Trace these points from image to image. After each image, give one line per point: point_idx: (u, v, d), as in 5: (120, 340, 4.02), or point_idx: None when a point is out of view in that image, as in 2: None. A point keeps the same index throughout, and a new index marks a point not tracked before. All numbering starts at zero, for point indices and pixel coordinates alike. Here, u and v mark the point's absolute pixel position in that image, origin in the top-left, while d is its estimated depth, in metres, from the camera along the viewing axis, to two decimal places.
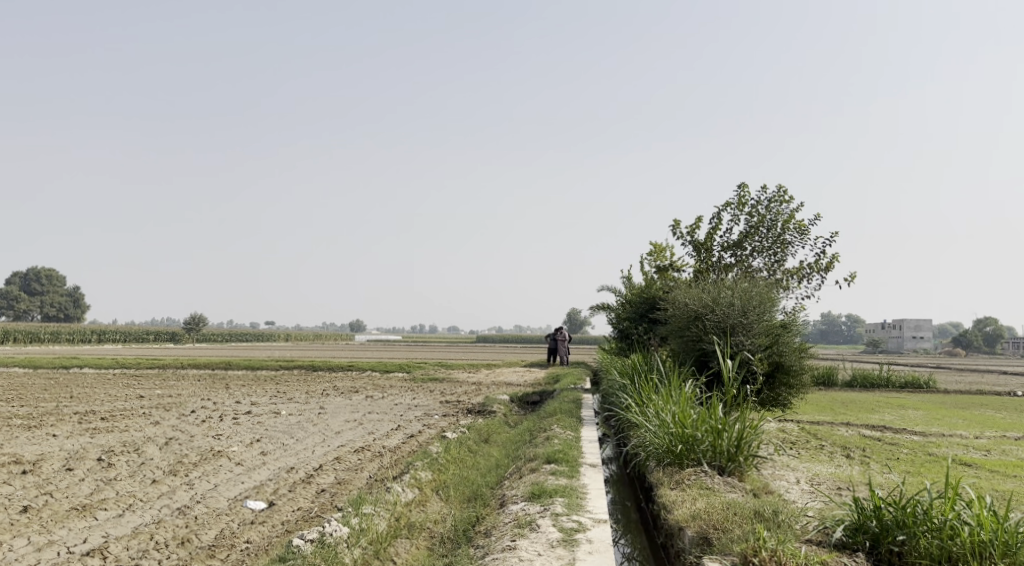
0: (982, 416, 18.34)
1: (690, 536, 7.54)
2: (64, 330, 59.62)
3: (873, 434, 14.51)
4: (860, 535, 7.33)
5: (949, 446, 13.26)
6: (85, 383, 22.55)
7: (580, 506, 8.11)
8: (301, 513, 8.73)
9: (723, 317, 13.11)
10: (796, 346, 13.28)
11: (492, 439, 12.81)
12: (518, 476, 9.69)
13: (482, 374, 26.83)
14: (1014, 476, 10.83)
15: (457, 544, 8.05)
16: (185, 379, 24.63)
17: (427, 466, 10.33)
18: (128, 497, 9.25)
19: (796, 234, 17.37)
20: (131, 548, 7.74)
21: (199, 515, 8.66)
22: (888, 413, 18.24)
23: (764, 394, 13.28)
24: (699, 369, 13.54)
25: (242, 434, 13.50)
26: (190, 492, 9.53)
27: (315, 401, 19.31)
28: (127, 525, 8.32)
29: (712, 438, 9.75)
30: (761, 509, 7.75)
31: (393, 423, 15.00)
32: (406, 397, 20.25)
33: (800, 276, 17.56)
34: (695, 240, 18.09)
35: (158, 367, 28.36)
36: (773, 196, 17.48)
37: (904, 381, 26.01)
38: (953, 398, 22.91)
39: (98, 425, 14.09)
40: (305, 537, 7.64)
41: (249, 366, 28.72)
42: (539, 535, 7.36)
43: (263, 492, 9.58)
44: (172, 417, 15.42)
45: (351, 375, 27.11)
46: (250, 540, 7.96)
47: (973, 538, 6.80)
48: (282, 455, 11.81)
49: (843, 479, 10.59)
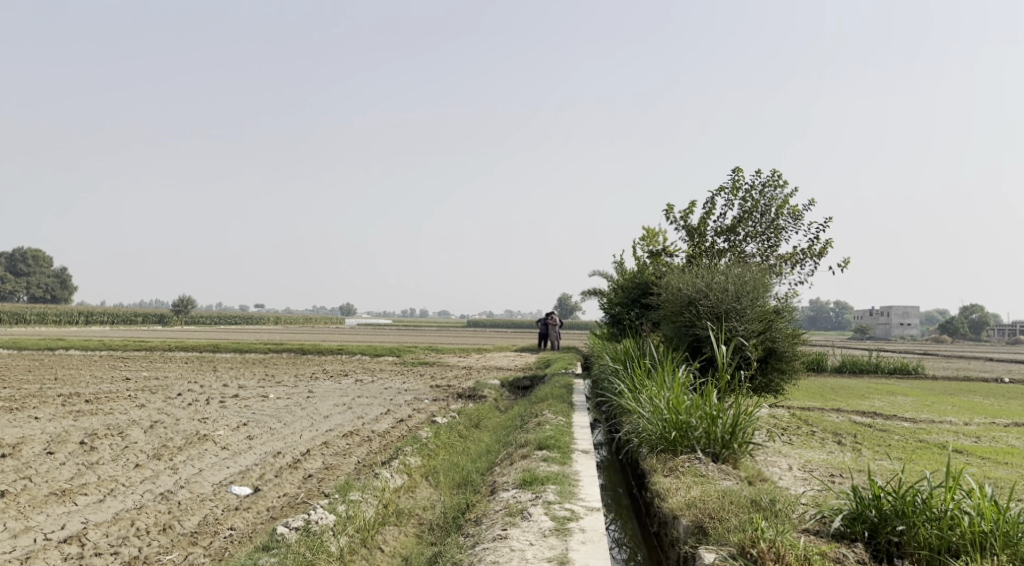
0: (971, 403, 18.30)
1: (686, 525, 7.39)
2: (50, 311, 59.23)
3: (863, 420, 14.43)
4: (858, 525, 7.19)
5: (940, 432, 13.18)
6: (71, 365, 22.36)
7: (572, 494, 7.93)
8: (287, 499, 8.55)
9: (716, 302, 12.94)
10: (788, 332, 13.16)
11: (482, 424, 12.68)
12: (509, 462, 9.51)
13: (473, 358, 26.76)
14: (1007, 463, 10.73)
15: (446, 531, 7.87)
16: (173, 362, 24.38)
17: (417, 451, 10.20)
18: (109, 482, 9.04)
19: (789, 219, 17.20)
20: (110, 535, 7.54)
21: (182, 500, 8.46)
22: (878, 400, 18.18)
23: (757, 380, 13.14)
24: (692, 355, 13.39)
25: (228, 417, 13.30)
26: (174, 477, 9.33)
27: (304, 384, 19.13)
28: (107, 511, 8.11)
29: (707, 424, 9.60)
30: (758, 498, 7.57)
31: (382, 407, 14.83)
32: (396, 381, 20.06)
33: (793, 261, 17.40)
34: (688, 225, 17.90)
35: (146, 349, 28.11)
36: (768, 180, 17.29)
37: (893, 367, 25.99)
38: (941, 384, 22.96)
39: (82, 407, 13.87)
40: (289, 525, 7.44)
41: (237, 349, 28.52)
42: (531, 524, 7.17)
43: (248, 477, 9.40)
44: (158, 399, 15.21)
45: (341, 358, 27.01)
46: (234, 527, 7.77)
47: (973, 528, 6.65)
48: (269, 439, 11.61)
49: (836, 466, 10.47)
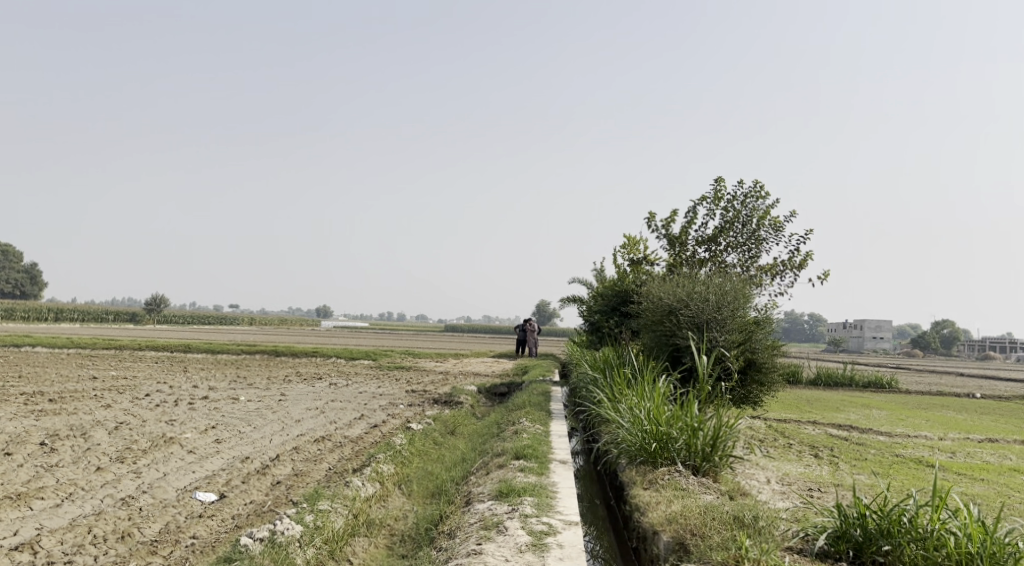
0: (944, 417, 18.26)
1: (666, 541, 7.20)
2: (19, 308, 58.18)
3: (840, 433, 14.33)
4: (843, 544, 7.03)
5: (916, 447, 13.07)
6: (37, 363, 21.87)
7: (550, 506, 7.69)
8: (253, 507, 8.23)
9: (697, 312, 12.78)
10: (768, 343, 13.00)
11: (458, 431, 12.46)
12: (484, 472, 9.25)
13: (449, 363, 26.50)
14: (984, 480, 10.62)
15: (418, 544, 7.62)
16: (142, 362, 23.86)
17: (390, 458, 9.92)
18: (68, 485, 8.68)
19: (771, 230, 17.10)
20: (65, 543, 7.18)
21: (144, 507, 8.13)
22: (853, 413, 18.09)
23: (736, 392, 12.95)
24: (672, 365, 13.20)
25: (197, 420, 12.92)
26: (137, 482, 8.98)
27: (276, 387, 18.72)
28: (64, 517, 7.76)
29: (687, 436, 9.38)
30: (740, 514, 7.33)
31: (356, 412, 14.51)
32: (370, 385, 19.71)
33: (773, 273, 17.29)
34: (670, 233, 17.76)
35: (115, 348, 27.55)
36: (750, 192, 17.20)
37: (867, 381, 25.92)
38: (914, 398, 22.98)
39: (45, 407, 13.42)
40: (253, 535, 7.13)
41: (209, 349, 28.05)
42: (507, 538, 6.92)
43: (214, 483, 9.06)
44: (125, 400, 14.77)
45: (316, 362, 26.64)
46: (197, 536, 7.46)
47: (959, 550, 6.43)
48: (238, 443, 11.27)
49: (814, 479, 10.34)
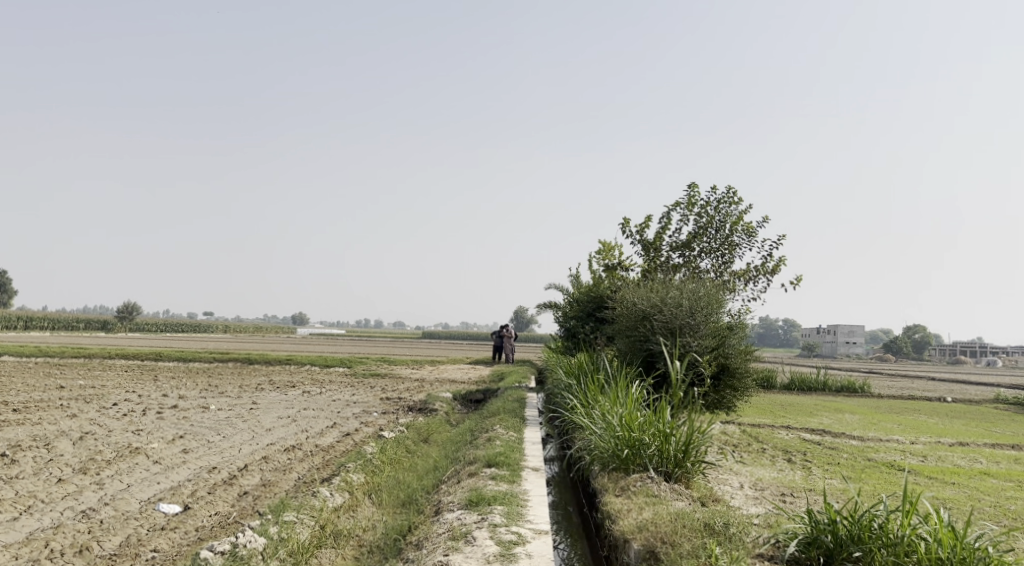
0: (916, 421, 18.34)
1: (637, 549, 7.12)
2: None
3: (813, 438, 14.36)
4: (813, 550, 6.98)
5: (887, 451, 13.11)
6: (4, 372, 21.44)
7: (519, 516, 7.60)
8: (218, 519, 8.08)
9: (670, 317, 12.73)
10: (741, 348, 12.99)
11: (431, 439, 12.33)
12: (455, 481, 9.13)
13: (425, 371, 26.31)
14: (955, 483, 10.65)
15: (386, 555, 7.49)
16: (112, 370, 23.48)
17: (360, 468, 9.80)
18: (27, 498, 8.47)
19: (743, 235, 17.15)
20: (20, 558, 6.99)
21: (105, 519, 7.94)
22: (826, 417, 18.12)
23: (710, 397, 12.94)
24: (646, 370, 13.16)
25: (165, 429, 12.69)
26: (99, 493, 8.79)
27: (248, 395, 18.46)
28: (21, 530, 7.56)
29: (659, 441, 9.31)
30: (710, 521, 7.28)
31: (328, 421, 14.31)
32: (344, 393, 19.50)
33: (746, 278, 17.34)
34: (644, 239, 17.75)
35: (84, 356, 27.14)
36: (723, 198, 17.23)
37: (841, 386, 26.01)
38: (886, 402, 23.10)
39: (8, 417, 13.14)
40: (214, 548, 6.98)
41: (181, 357, 27.70)
42: (475, 548, 6.82)
43: (179, 494, 8.88)
44: (92, 410, 14.48)
45: (290, 369, 26.41)
46: (157, 549, 7.29)
47: (930, 554, 6.43)
48: (205, 453, 11.06)
49: (787, 484, 10.31)
